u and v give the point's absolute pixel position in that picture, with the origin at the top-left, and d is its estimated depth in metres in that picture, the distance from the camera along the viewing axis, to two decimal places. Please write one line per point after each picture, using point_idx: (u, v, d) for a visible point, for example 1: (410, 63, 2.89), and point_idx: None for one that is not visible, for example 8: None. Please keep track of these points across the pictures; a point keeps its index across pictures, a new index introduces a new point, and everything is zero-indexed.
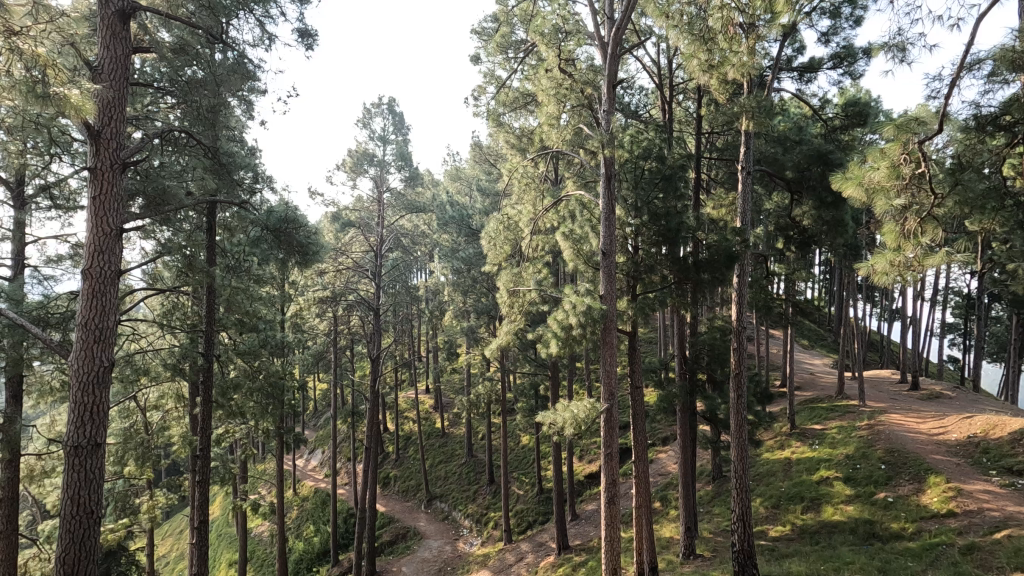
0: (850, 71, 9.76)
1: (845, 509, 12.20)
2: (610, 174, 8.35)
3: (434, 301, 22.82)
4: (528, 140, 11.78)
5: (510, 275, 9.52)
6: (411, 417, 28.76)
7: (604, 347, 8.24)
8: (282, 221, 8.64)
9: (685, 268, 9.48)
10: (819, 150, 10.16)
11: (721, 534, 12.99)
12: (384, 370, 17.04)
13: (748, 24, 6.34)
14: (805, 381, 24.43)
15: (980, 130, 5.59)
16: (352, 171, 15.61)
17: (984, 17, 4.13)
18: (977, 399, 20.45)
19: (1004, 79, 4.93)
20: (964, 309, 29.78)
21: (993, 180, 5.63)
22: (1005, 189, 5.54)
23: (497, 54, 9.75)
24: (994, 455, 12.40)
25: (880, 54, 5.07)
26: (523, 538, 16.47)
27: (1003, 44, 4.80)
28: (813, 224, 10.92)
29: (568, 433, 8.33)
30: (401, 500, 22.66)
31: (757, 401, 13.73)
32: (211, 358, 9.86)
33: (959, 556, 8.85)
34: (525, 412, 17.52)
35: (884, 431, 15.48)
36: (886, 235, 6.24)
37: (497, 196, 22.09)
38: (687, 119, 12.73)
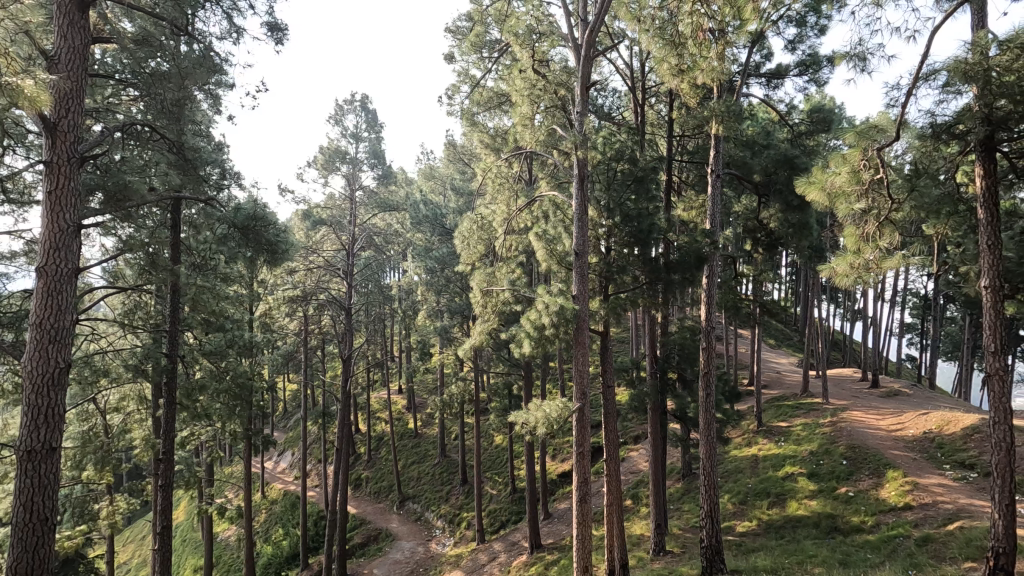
0: (815, 78, 10.07)
1: (809, 504, 12.57)
2: (583, 174, 8.44)
3: (408, 301, 22.67)
4: (502, 141, 11.81)
5: (483, 275, 9.48)
6: (384, 417, 28.53)
7: (577, 347, 8.32)
8: (250, 219, 8.45)
9: (656, 268, 9.62)
10: (785, 154, 10.49)
11: (690, 530, 13.25)
12: (356, 371, 16.79)
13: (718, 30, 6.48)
14: (772, 380, 25.10)
15: (936, 138, 5.87)
16: (323, 169, 15.40)
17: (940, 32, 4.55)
18: (932, 396, 21.34)
19: (957, 90, 5.57)
20: (922, 309, 30.94)
21: (947, 187, 6.29)
22: (956, 195, 6.27)
23: (471, 54, 9.77)
24: (948, 449, 12.98)
25: (844, 64, 5.52)
26: (495, 538, 16.51)
27: (957, 55, 5.32)
28: (780, 227, 11.22)
29: (540, 432, 8.35)
30: (373, 502, 22.42)
31: (725, 400, 14.03)
32: (175, 358, 9.50)
33: (915, 547, 9.22)
34: (498, 412, 17.55)
35: (845, 427, 16.00)
36: (847, 238, 6.61)
37: (471, 196, 22.06)
38: (658, 122, 12.94)
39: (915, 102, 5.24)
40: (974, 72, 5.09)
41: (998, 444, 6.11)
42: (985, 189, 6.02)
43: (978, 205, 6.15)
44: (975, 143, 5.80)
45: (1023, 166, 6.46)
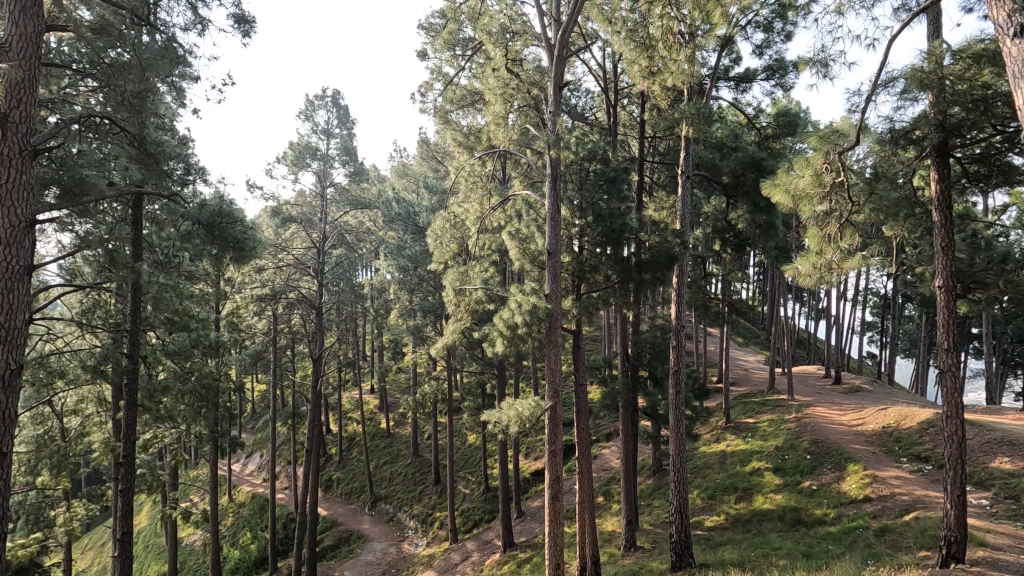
0: (781, 83, 10.33)
1: (774, 498, 12.91)
2: (556, 174, 8.46)
3: (380, 299, 22.41)
4: (476, 139, 11.75)
5: (456, 274, 9.42)
6: (355, 418, 28.20)
7: (549, 345, 8.35)
8: (214, 216, 8.23)
9: (628, 268, 9.73)
10: (752, 157, 10.72)
11: (660, 526, 13.46)
12: (326, 370, 16.49)
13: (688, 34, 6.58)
14: (740, 377, 25.70)
15: (894, 143, 6.30)
16: (293, 165, 15.07)
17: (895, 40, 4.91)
18: (891, 392, 22.14)
19: (914, 96, 5.85)
20: (882, 308, 32.06)
21: (905, 190, 6.66)
22: (913, 198, 6.67)
23: (445, 51, 9.69)
24: (905, 443, 13.49)
25: (808, 70, 5.69)
26: (469, 537, 16.47)
27: (914, 64, 5.62)
28: (748, 228, 11.47)
29: (512, 431, 8.33)
30: (345, 503, 22.12)
31: (694, 397, 14.26)
32: (137, 359, 9.14)
33: (874, 538, 9.55)
34: (471, 411, 17.50)
35: (809, 423, 16.49)
36: (810, 239, 6.76)
37: (444, 195, 21.89)
38: (631, 123, 13.06)
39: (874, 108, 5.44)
40: (930, 80, 5.49)
41: (950, 437, 6.39)
42: (939, 193, 6.40)
43: (934, 208, 6.53)
44: (932, 148, 6.23)
45: (974, 171, 6.77)
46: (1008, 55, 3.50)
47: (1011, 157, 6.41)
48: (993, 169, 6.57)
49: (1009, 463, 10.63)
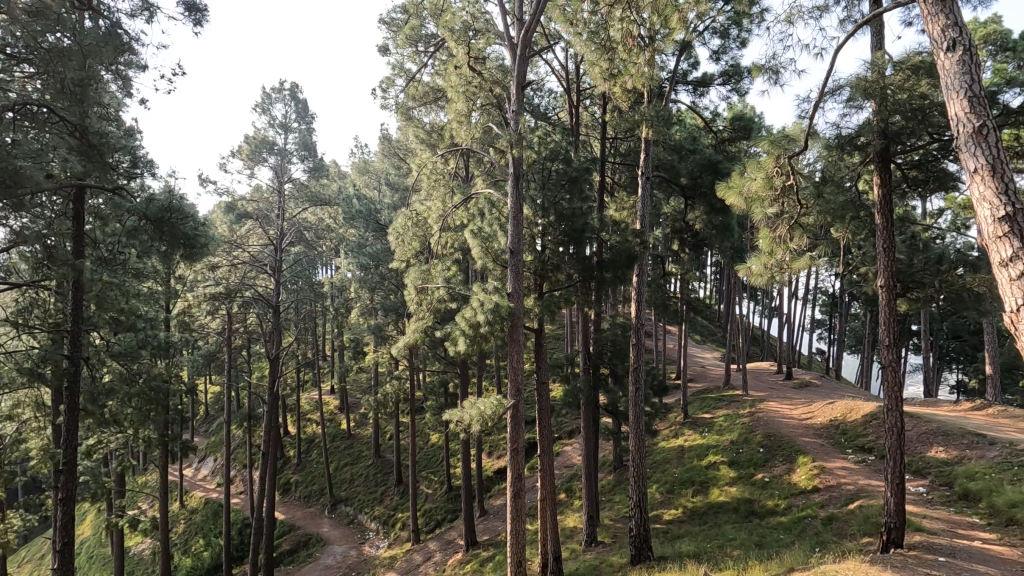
0: (737, 88, 10.64)
1: (729, 491, 13.31)
2: (518, 173, 8.48)
3: (340, 298, 21.99)
4: (439, 137, 11.62)
5: (418, 272, 9.31)
6: (315, 419, 27.60)
7: (511, 344, 8.36)
8: (163, 211, 7.87)
9: (589, 267, 9.85)
10: (710, 159, 10.99)
11: (620, 520, 13.70)
12: (284, 371, 16.02)
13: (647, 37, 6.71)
14: (697, 373, 26.41)
15: (840, 148, 6.60)
16: (249, 159, 14.60)
17: (840, 49, 5.20)
18: (838, 386, 23.17)
19: (858, 104, 6.14)
20: (830, 306, 33.49)
21: (850, 194, 6.98)
22: (858, 202, 7.01)
23: (407, 47, 9.55)
24: (850, 435, 14.14)
25: (760, 76, 5.97)
26: (431, 537, 16.33)
27: (859, 73, 5.94)
28: (704, 228, 11.81)
29: (475, 430, 8.24)
30: (303, 506, 21.62)
31: (653, 394, 14.56)
32: (79, 361, 8.46)
33: (821, 526, 9.95)
34: (434, 410, 17.36)
35: (762, 417, 17.09)
36: (762, 240, 6.99)
37: (406, 192, 21.63)
38: (593, 124, 13.19)
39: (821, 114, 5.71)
40: (872, 89, 5.81)
41: (891, 428, 6.73)
42: (881, 197, 6.75)
43: (877, 211, 6.87)
44: (875, 154, 6.56)
45: (912, 176, 7.15)
46: (943, 68, 3.86)
47: (946, 164, 6.81)
48: (930, 175, 6.96)
49: (943, 452, 11.30)
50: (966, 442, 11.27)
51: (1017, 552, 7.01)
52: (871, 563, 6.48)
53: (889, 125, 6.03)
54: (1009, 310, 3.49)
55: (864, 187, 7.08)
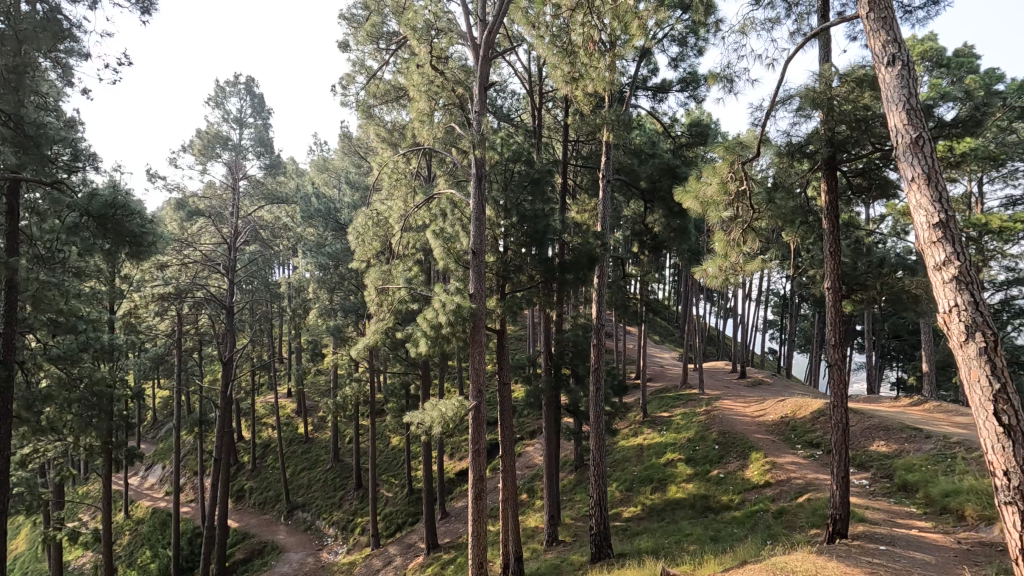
0: (694, 95, 10.93)
1: (686, 487, 13.65)
2: (481, 174, 8.46)
3: (297, 299, 21.42)
4: (400, 135, 11.45)
5: (379, 272, 9.13)
6: (270, 423, 26.81)
7: (472, 346, 8.33)
8: (106, 207, 7.45)
9: (551, 269, 9.93)
10: (668, 164, 11.27)
11: (580, 519, 13.85)
12: (238, 374, 15.47)
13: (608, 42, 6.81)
14: (655, 373, 26.99)
15: (790, 156, 6.88)
16: (201, 155, 14.07)
17: (789, 60, 5.42)
18: (788, 384, 24.08)
19: (807, 113, 6.41)
20: (781, 308, 34.80)
21: (800, 200, 7.27)
22: (806, 207, 7.32)
23: (367, 44, 9.38)
24: (799, 431, 14.73)
25: (716, 85, 6.18)
26: (391, 541, 16.09)
27: (808, 84, 6.21)
28: (663, 231, 12.08)
29: (436, 432, 8.13)
30: (258, 514, 20.94)
31: (613, 394, 14.78)
32: (13, 365, 7.91)
33: (773, 520, 10.31)
34: (395, 413, 17.12)
35: (718, 415, 17.61)
36: (718, 243, 7.19)
37: (367, 191, 21.30)
38: (555, 126, 13.29)
39: (772, 122, 5.94)
40: (820, 100, 6.08)
41: (837, 424, 7.03)
42: (828, 203, 7.05)
43: (824, 216, 7.17)
44: (822, 161, 6.86)
45: (857, 184, 7.51)
46: (882, 82, 4.08)
47: (886, 173, 7.19)
48: (872, 183, 7.34)
49: (884, 446, 11.90)
50: (904, 435, 11.90)
51: (950, 538, 7.45)
52: (818, 553, 6.76)
53: (836, 135, 6.35)
54: (941, 311, 3.73)
55: (812, 194, 7.39)
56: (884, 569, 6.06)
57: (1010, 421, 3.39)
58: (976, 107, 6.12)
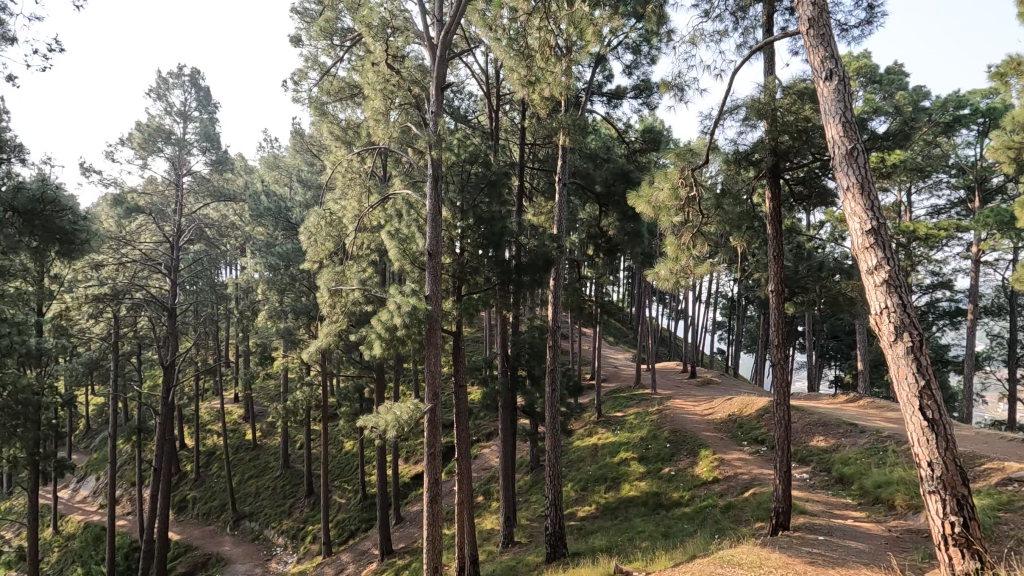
0: (647, 102, 11.21)
1: (638, 485, 13.94)
2: (437, 174, 8.40)
3: (245, 300, 20.66)
4: (355, 134, 11.22)
5: (331, 274, 8.90)
6: (216, 430, 25.75)
7: (428, 347, 8.24)
8: (33, 202, 6.94)
9: (508, 271, 9.96)
10: (623, 169, 11.52)
11: (536, 520, 13.93)
12: (180, 378, 14.76)
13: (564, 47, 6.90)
14: (610, 373, 27.49)
15: (737, 163, 7.15)
16: (141, 149, 13.39)
17: (736, 71, 5.65)
18: (735, 383, 25.03)
19: (752, 123, 6.69)
20: (729, 309, 36.13)
21: (746, 206, 7.57)
22: (751, 213, 7.62)
23: (321, 40, 9.16)
24: (745, 428, 15.30)
25: (668, 93, 6.37)
26: (344, 549, 15.71)
27: (753, 95, 6.48)
28: (617, 235, 12.33)
29: (390, 436, 7.96)
30: (201, 525, 20.04)
31: (568, 394, 14.95)
32: None
33: (720, 514, 10.67)
34: (348, 417, 16.73)
35: (669, 414, 18.09)
36: (669, 246, 7.39)
37: (320, 190, 20.79)
38: (512, 129, 13.35)
39: (721, 130, 6.17)
40: (764, 110, 6.35)
41: (780, 421, 7.34)
42: (772, 209, 7.36)
43: (768, 222, 7.48)
44: (767, 169, 7.17)
45: (798, 192, 7.89)
46: (821, 96, 4.30)
47: (825, 182, 7.58)
48: (812, 191, 7.73)
49: (823, 441, 12.52)
50: (841, 431, 12.54)
51: (882, 527, 7.90)
52: (762, 545, 7.02)
53: (779, 144, 6.65)
54: (874, 312, 3.95)
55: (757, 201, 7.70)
56: (822, 558, 6.37)
57: (934, 416, 3.63)
58: (905, 121, 6.54)
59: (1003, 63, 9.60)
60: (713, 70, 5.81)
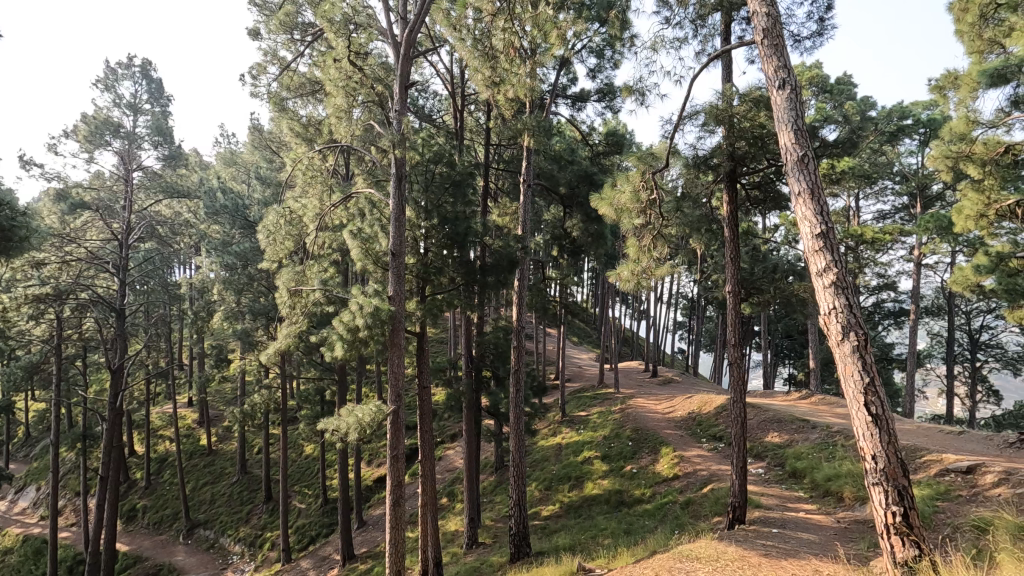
0: (611, 105, 11.37)
1: (601, 483, 14.13)
2: (401, 174, 8.31)
3: (200, 300, 19.94)
4: (316, 131, 10.98)
5: (291, 274, 8.67)
6: (167, 436, 24.77)
7: (391, 349, 8.14)
8: None
9: (472, 272, 9.92)
10: (586, 172, 11.65)
11: (500, 520, 13.95)
12: (129, 382, 14.11)
13: (529, 49, 6.93)
14: (574, 373, 27.78)
15: (696, 168, 7.33)
16: (87, 142, 12.76)
17: (695, 78, 5.83)
18: (694, 381, 25.67)
19: (711, 128, 6.88)
20: (689, 310, 37.00)
21: (704, 209, 7.77)
22: (710, 216, 7.83)
23: (281, 33, 8.91)
24: (704, 426, 15.72)
25: (630, 98, 6.51)
26: (304, 555, 15.35)
27: (712, 102, 6.68)
28: (581, 236, 12.48)
29: (352, 440, 7.80)
30: (152, 534, 19.23)
31: (532, 394, 15.03)
32: None
33: (680, 510, 10.93)
34: (309, 420, 16.35)
35: (631, 412, 18.40)
36: (630, 248, 7.50)
37: (279, 188, 20.25)
38: (477, 129, 13.32)
39: (681, 134, 6.34)
40: (722, 116, 6.57)
41: (736, 418, 7.57)
42: (729, 213, 7.57)
43: (726, 225, 7.70)
44: (724, 174, 7.39)
45: (754, 197, 8.16)
46: (775, 104, 4.46)
47: (779, 187, 7.86)
48: (766, 196, 8.00)
49: (777, 437, 12.97)
50: (794, 427, 13.01)
51: (831, 518, 8.25)
52: (719, 539, 7.23)
53: (736, 151, 6.89)
54: (823, 313, 4.12)
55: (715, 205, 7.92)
56: (775, 550, 6.60)
57: (878, 411, 3.82)
58: (852, 130, 6.85)
59: (942, 76, 10.19)
60: (672, 75, 5.97)
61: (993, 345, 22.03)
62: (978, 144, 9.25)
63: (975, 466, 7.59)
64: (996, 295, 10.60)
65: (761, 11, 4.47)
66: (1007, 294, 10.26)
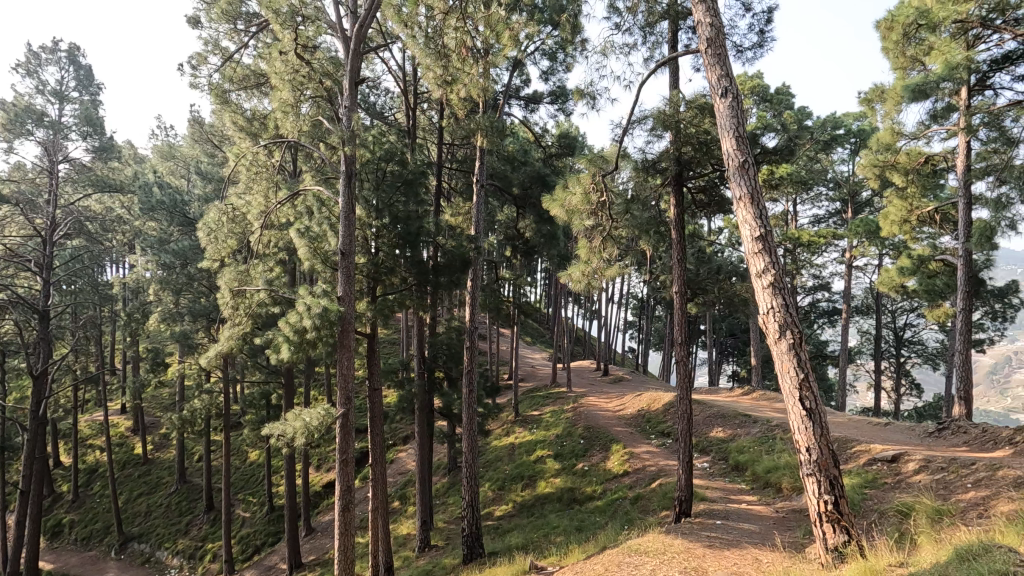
0: (563, 107, 11.48)
1: (554, 482, 14.25)
2: (350, 172, 8.08)
3: (134, 302, 18.86)
4: (261, 126, 10.57)
5: (234, 273, 8.29)
6: (98, 445, 23.28)
7: (341, 350, 7.92)
8: None
9: (424, 272, 9.77)
10: (539, 173, 11.70)
11: (454, 522, 13.84)
12: (54, 389, 13.15)
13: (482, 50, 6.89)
14: (527, 373, 27.92)
15: (645, 171, 7.49)
16: (5, 131, 11.80)
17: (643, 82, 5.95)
18: (644, 380, 26.30)
19: (658, 133, 7.06)
20: (638, 310, 37.90)
21: (653, 211, 7.95)
22: (658, 218, 8.01)
23: (223, 22, 8.51)
24: (653, 422, 16.14)
25: (580, 101, 6.60)
26: (248, 566, 14.73)
27: (660, 107, 6.85)
28: (534, 237, 12.54)
29: (299, 444, 7.54)
30: (80, 551, 18.01)
31: (485, 395, 14.98)
32: None
33: (630, 505, 11.16)
34: (253, 425, 15.72)
35: (583, 411, 18.66)
36: (581, 249, 7.57)
37: (222, 184, 19.38)
38: (429, 127, 13.16)
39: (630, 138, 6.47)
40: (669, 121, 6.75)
41: (683, 415, 7.79)
42: (676, 215, 7.75)
43: (673, 227, 7.88)
44: (671, 178, 7.57)
45: (700, 200, 8.42)
46: (718, 110, 4.61)
47: (723, 191, 8.14)
48: (711, 200, 8.27)
49: (721, 432, 13.46)
50: (737, 422, 13.51)
51: (771, 508, 8.62)
52: (666, 533, 7.43)
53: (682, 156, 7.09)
54: (762, 312, 4.29)
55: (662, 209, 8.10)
56: (719, 541, 6.83)
57: (811, 406, 4.02)
58: (790, 138, 7.16)
59: (870, 90, 10.82)
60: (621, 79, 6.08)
61: (915, 342, 23.61)
62: (902, 154, 9.97)
63: (899, 454, 8.10)
64: (919, 295, 11.34)
65: (705, 21, 4.62)
66: (928, 294, 11.10)
